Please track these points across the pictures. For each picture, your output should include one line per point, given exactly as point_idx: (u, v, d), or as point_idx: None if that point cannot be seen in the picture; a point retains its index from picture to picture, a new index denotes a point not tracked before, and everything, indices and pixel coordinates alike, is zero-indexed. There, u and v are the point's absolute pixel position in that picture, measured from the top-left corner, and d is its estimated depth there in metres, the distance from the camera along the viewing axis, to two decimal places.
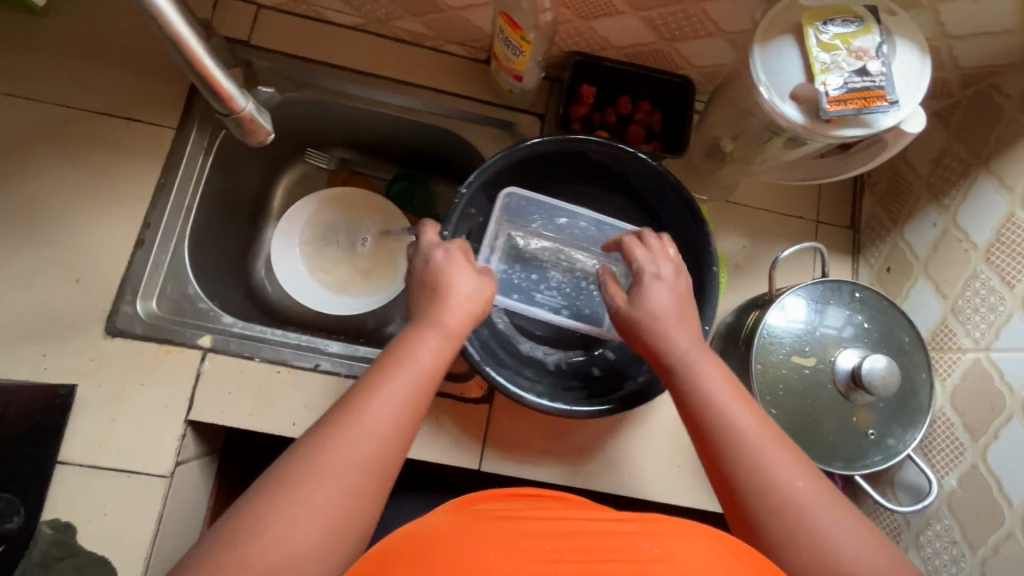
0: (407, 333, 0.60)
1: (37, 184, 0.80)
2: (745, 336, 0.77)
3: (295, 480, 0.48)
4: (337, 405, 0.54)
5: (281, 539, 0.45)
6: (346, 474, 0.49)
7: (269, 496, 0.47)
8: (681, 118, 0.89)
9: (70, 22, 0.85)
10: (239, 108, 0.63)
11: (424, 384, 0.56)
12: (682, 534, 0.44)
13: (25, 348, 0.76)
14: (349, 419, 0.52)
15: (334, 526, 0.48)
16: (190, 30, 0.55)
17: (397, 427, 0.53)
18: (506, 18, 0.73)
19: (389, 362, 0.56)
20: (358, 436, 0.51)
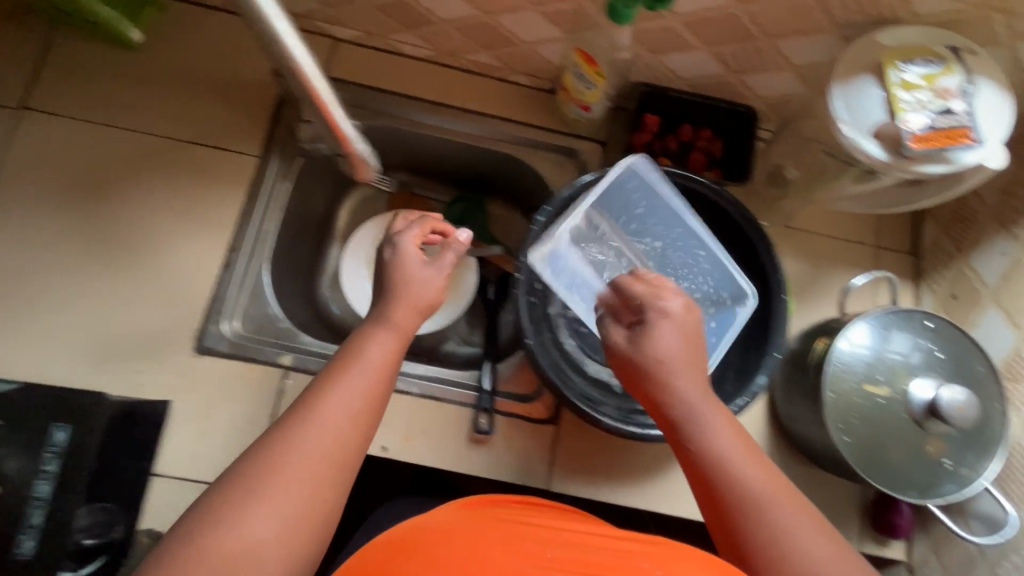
0: (361, 333, 0.65)
1: (135, 209, 0.86)
2: (813, 363, 0.78)
3: (259, 472, 0.51)
4: (296, 402, 0.57)
5: (247, 529, 0.48)
6: (311, 464, 0.52)
7: (236, 488, 0.50)
8: (744, 146, 0.91)
9: (163, 58, 0.91)
10: (352, 146, 0.72)
11: (377, 377, 0.60)
12: (680, 556, 0.46)
13: (123, 365, 0.81)
14: (308, 414, 0.55)
15: (297, 515, 0.50)
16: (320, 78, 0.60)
17: (359, 420, 0.57)
18: (582, 54, 0.77)
19: (344, 361, 0.61)
20: (318, 428, 0.54)
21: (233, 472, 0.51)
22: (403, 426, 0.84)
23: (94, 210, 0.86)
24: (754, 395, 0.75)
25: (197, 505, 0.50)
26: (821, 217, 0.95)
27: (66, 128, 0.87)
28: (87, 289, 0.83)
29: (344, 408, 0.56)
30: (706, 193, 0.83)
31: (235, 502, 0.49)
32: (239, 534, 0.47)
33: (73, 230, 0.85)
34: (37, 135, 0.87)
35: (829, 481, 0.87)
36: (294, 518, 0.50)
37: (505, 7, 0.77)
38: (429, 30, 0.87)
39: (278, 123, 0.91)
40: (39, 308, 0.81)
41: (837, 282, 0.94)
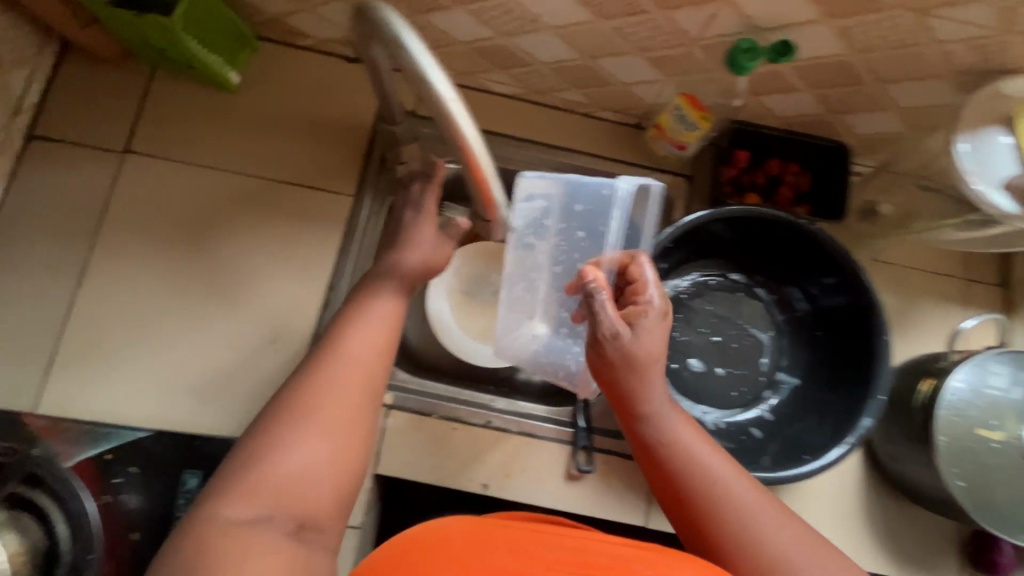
0: (368, 279, 0.66)
1: (237, 250, 0.88)
2: (920, 407, 0.78)
3: (299, 406, 0.52)
4: (316, 343, 0.58)
5: (293, 461, 0.49)
6: (347, 395, 0.54)
7: (280, 423, 0.51)
8: (836, 181, 0.90)
9: (258, 99, 0.93)
10: (502, 221, 0.60)
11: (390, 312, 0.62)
12: (674, 560, 0.47)
13: (232, 405, 0.83)
14: (331, 360, 0.56)
15: (341, 439, 0.52)
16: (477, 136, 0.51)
17: (378, 347, 0.58)
18: (689, 99, 0.78)
19: (355, 307, 0.61)
20: (343, 361, 0.56)
21: (270, 409, 0.52)
22: (502, 463, 0.86)
23: (198, 252, 0.88)
24: (859, 436, 0.75)
25: (244, 439, 0.51)
26: (910, 250, 0.94)
27: (169, 171, 0.90)
28: (196, 330, 0.85)
29: (363, 338, 0.58)
30: (805, 233, 0.82)
31: (278, 435, 0.50)
32: (291, 465, 0.49)
33: (180, 272, 0.87)
34: (142, 179, 0.89)
35: (920, 512, 0.89)
36: (339, 445, 0.51)
37: (610, 53, 0.77)
38: (522, 70, 0.87)
39: (371, 163, 0.93)
40: (152, 350, 0.84)
41: (929, 315, 0.93)
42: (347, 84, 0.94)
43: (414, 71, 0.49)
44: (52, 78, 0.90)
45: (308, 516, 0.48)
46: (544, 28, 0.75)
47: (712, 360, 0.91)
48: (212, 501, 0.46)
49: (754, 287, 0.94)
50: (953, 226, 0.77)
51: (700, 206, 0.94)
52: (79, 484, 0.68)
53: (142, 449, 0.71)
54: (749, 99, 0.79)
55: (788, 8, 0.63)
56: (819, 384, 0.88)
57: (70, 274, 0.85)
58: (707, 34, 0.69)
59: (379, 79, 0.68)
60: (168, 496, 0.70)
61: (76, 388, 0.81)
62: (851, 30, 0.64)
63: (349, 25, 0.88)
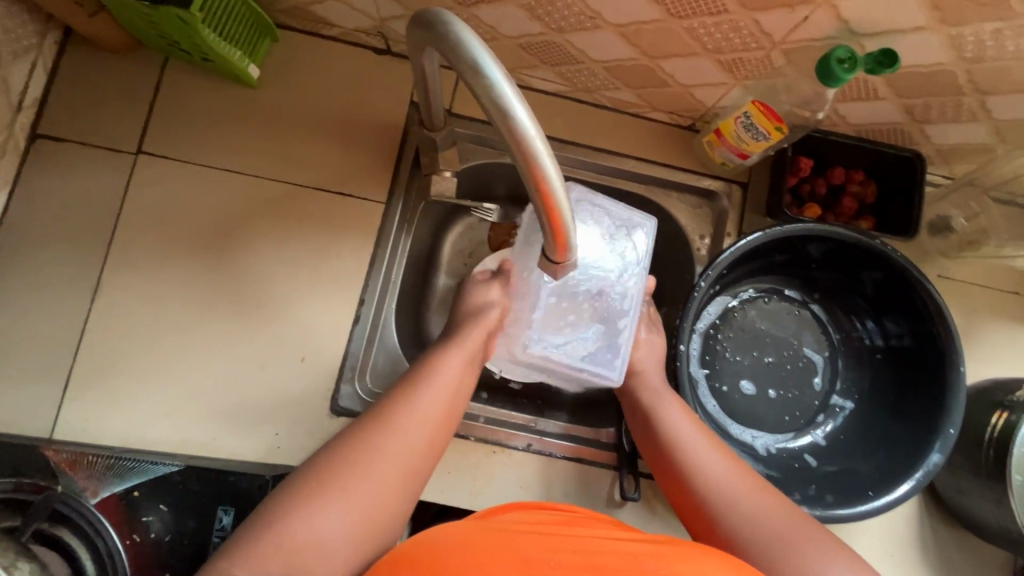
0: (437, 346, 0.64)
1: (260, 261, 0.82)
2: (992, 441, 0.73)
3: (335, 471, 0.52)
4: (376, 403, 0.59)
5: (318, 525, 0.50)
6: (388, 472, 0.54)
7: (309, 486, 0.51)
8: (906, 194, 0.81)
9: (280, 95, 0.85)
10: (567, 262, 0.50)
11: (454, 390, 0.61)
12: (691, 560, 0.45)
13: (261, 428, 0.78)
14: (386, 424, 0.56)
15: (368, 510, 0.52)
16: (556, 166, 0.43)
17: (432, 425, 0.58)
18: (760, 106, 0.71)
19: (419, 372, 0.61)
20: (397, 432, 0.56)
21: (311, 465, 0.53)
22: (543, 488, 0.83)
23: (219, 263, 0.81)
24: (928, 472, 0.71)
25: (283, 489, 0.52)
26: (978, 266, 0.87)
27: (185, 174, 0.83)
28: (219, 347, 0.79)
29: (426, 413, 0.58)
30: (876, 254, 0.77)
31: (310, 497, 0.51)
32: (313, 531, 0.49)
33: (199, 286, 0.81)
34: (156, 183, 0.82)
35: (977, 543, 0.85)
36: (365, 516, 0.52)
37: (676, 53, 0.70)
38: (571, 67, 0.79)
39: (402, 166, 0.87)
40: (173, 370, 0.78)
41: (995, 336, 0.86)
42: (378, 80, 0.88)
43: (486, 91, 0.40)
44: (54, 71, 0.82)
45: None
46: (605, 25, 0.69)
47: (766, 382, 0.87)
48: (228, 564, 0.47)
49: (808, 304, 0.90)
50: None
51: (755, 217, 0.88)
52: (105, 521, 0.64)
53: (171, 483, 0.67)
54: (831, 108, 0.74)
55: (898, 11, 0.57)
56: (879, 410, 0.84)
57: (78, 289, 0.79)
58: (793, 37, 0.63)
59: (428, 86, 0.62)
60: (200, 535, 0.66)
61: (92, 413, 0.76)
62: (964, 38, 0.59)
63: (381, 16, 0.81)
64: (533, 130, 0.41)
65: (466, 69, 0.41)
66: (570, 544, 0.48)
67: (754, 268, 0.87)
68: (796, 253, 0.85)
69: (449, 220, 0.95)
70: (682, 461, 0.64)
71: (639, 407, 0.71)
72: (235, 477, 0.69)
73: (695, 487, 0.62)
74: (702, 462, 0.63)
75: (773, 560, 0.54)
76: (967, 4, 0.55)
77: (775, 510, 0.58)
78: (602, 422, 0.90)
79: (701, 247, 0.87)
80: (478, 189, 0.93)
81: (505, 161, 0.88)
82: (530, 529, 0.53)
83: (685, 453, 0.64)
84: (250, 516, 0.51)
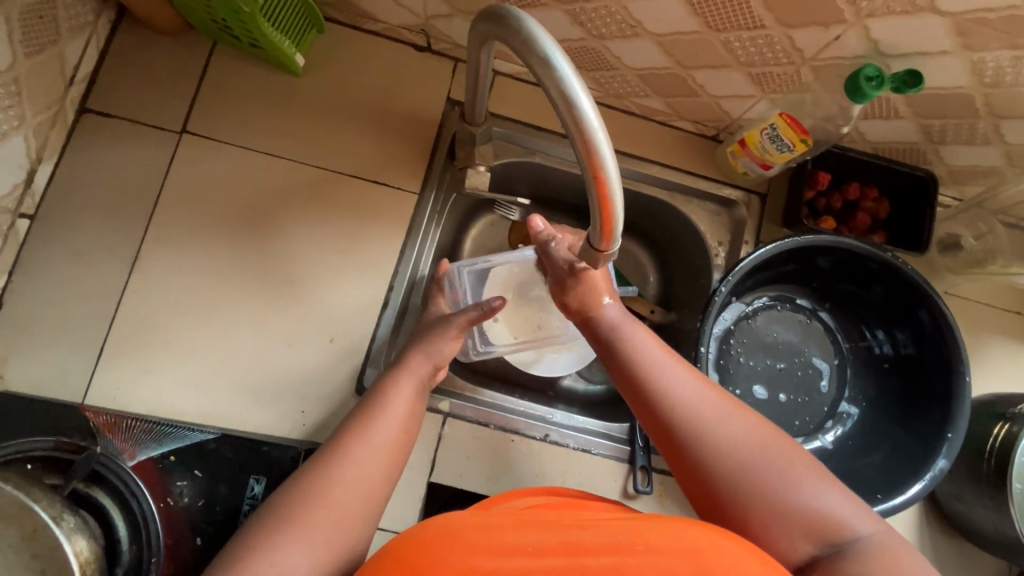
0: (388, 379, 0.66)
1: (294, 242, 0.85)
2: (993, 451, 0.76)
3: (305, 500, 0.53)
4: (332, 438, 0.59)
5: (284, 559, 0.48)
6: (351, 501, 0.54)
7: (277, 519, 0.51)
8: (918, 212, 0.85)
9: (322, 84, 0.89)
10: (609, 252, 0.53)
11: (406, 420, 0.62)
12: (667, 528, 0.45)
13: (288, 405, 0.80)
14: (343, 458, 0.56)
15: (336, 541, 0.51)
16: (615, 158, 0.46)
17: (393, 452, 0.59)
18: (787, 119, 0.74)
19: (371, 407, 0.62)
20: (359, 466, 0.56)
21: (281, 499, 0.53)
22: (559, 478, 0.85)
23: (255, 243, 0.84)
24: (935, 477, 0.74)
25: (250, 529, 0.52)
26: (982, 284, 0.91)
27: (226, 156, 0.85)
28: (250, 324, 0.81)
29: (380, 443, 0.58)
30: (889, 267, 0.80)
31: (279, 532, 0.50)
32: (278, 562, 0.48)
33: (234, 264, 0.83)
34: (198, 162, 0.84)
35: (973, 550, 0.88)
36: (329, 549, 0.50)
37: (709, 64, 0.74)
38: (606, 73, 0.83)
39: (436, 159, 0.90)
40: (205, 344, 0.80)
41: (995, 352, 0.90)
42: (417, 75, 0.91)
43: (554, 83, 0.43)
44: (105, 48, 0.85)
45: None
46: (644, 33, 0.72)
47: (778, 386, 0.90)
48: None
49: (818, 313, 0.94)
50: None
51: (773, 227, 0.91)
52: (140, 483, 0.69)
53: (205, 449, 0.72)
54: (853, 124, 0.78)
55: (926, 34, 0.61)
56: (885, 417, 0.87)
57: (116, 262, 0.80)
58: (824, 54, 0.67)
59: (477, 81, 0.65)
60: (231, 501, 0.72)
61: (124, 381, 0.77)
62: (983, 64, 0.63)
63: (427, 14, 0.84)
64: (597, 122, 0.44)
65: (537, 63, 0.44)
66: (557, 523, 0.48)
67: (768, 277, 0.91)
68: (809, 264, 0.88)
69: (475, 215, 0.98)
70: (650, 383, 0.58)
71: (600, 338, 0.64)
72: (267, 447, 0.75)
73: (660, 418, 0.56)
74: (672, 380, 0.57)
75: (753, 486, 0.50)
76: (989, 31, 0.59)
77: (740, 423, 0.53)
78: (615, 417, 0.93)
79: (719, 252, 0.90)
80: (506, 185, 0.97)
81: (535, 160, 0.91)
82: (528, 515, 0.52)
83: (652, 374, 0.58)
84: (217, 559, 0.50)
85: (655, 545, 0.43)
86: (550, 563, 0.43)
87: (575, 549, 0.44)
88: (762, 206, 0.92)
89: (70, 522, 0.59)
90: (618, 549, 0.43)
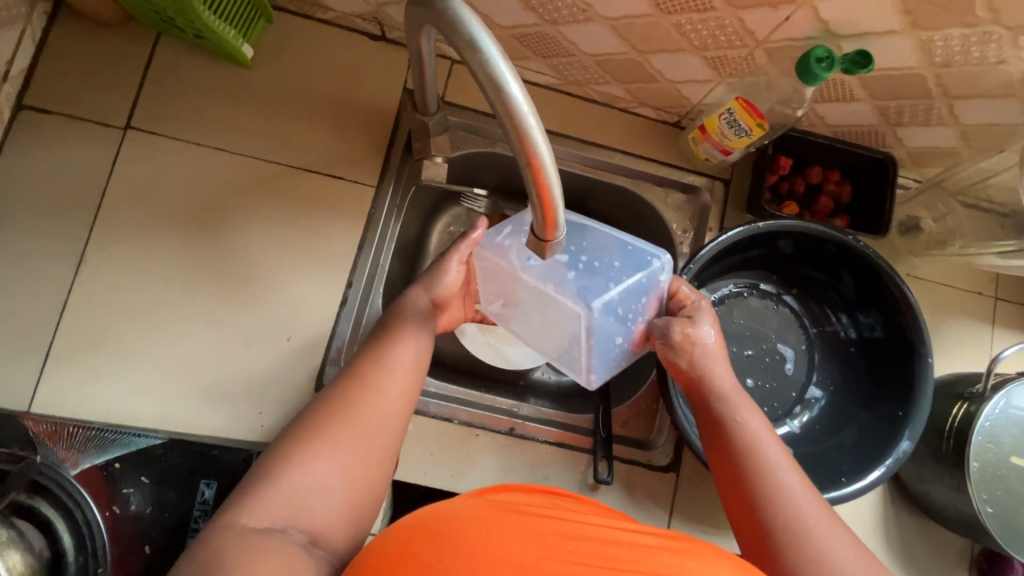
0: (400, 316, 0.65)
1: (247, 238, 0.82)
2: (952, 431, 0.77)
3: (331, 422, 0.53)
4: (349, 365, 0.59)
5: (308, 474, 0.50)
6: (374, 434, 0.54)
7: (299, 439, 0.52)
8: (878, 196, 0.85)
9: (273, 75, 0.86)
10: (554, 242, 0.51)
11: (415, 356, 0.61)
12: (704, 556, 0.44)
13: (244, 406, 0.78)
14: (361, 389, 0.56)
15: (359, 466, 0.52)
16: (549, 140, 0.44)
17: (411, 380, 0.59)
18: (743, 103, 0.74)
19: (384, 340, 0.61)
20: (379, 398, 0.56)
21: (303, 418, 0.54)
22: (525, 471, 0.84)
23: (206, 241, 0.81)
24: (897, 460, 0.75)
25: (271, 445, 0.52)
26: (944, 265, 0.92)
27: (175, 152, 0.82)
28: (202, 324, 0.79)
29: (398, 370, 0.59)
30: (848, 249, 0.81)
31: (303, 446, 0.51)
32: (304, 477, 0.49)
33: (185, 262, 0.80)
34: (145, 159, 0.82)
35: (937, 530, 0.89)
36: (354, 474, 0.52)
37: (665, 48, 0.73)
38: (563, 60, 0.81)
39: (393, 151, 0.88)
40: (158, 346, 0.77)
41: (956, 333, 0.91)
42: (373, 66, 0.89)
43: (480, 66, 0.42)
44: (43, 42, 0.81)
45: (315, 535, 0.48)
46: (597, 18, 0.71)
47: (747, 370, 0.89)
48: (226, 513, 0.47)
49: (784, 298, 0.93)
50: (997, 251, 0.78)
51: (737, 213, 0.91)
52: (85, 493, 0.69)
53: (151, 456, 0.72)
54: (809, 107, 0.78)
55: (874, 13, 0.61)
56: (852, 400, 0.87)
57: (60, 264, 0.77)
58: (776, 36, 0.67)
59: (423, 70, 0.63)
60: (181, 508, 0.71)
61: (70, 388, 0.74)
62: (933, 43, 0.63)
63: (378, 2, 0.82)
64: (526, 105, 0.42)
65: (463, 45, 0.43)
66: (583, 530, 0.47)
67: (733, 262, 0.90)
68: (773, 249, 0.88)
69: (438, 209, 0.97)
70: (751, 469, 0.59)
71: (708, 408, 0.66)
72: (218, 450, 0.74)
73: (752, 491, 0.58)
74: (778, 475, 0.58)
75: None
76: (936, 9, 0.58)
77: (828, 523, 0.54)
78: (582, 408, 0.92)
79: (683, 240, 0.89)
80: (469, 176, 0.95)
81: (495, 150, 0.90)
82: (534, 509, 0.51)
83: (756, 462, 0.60)
84: (251, 467, 0.51)
85: (694, 567, 0.43)
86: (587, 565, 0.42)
87: (613, 559, 0.44)
88: (725, 191, 0.91)
89: None
90: (655, 565, 0.43)
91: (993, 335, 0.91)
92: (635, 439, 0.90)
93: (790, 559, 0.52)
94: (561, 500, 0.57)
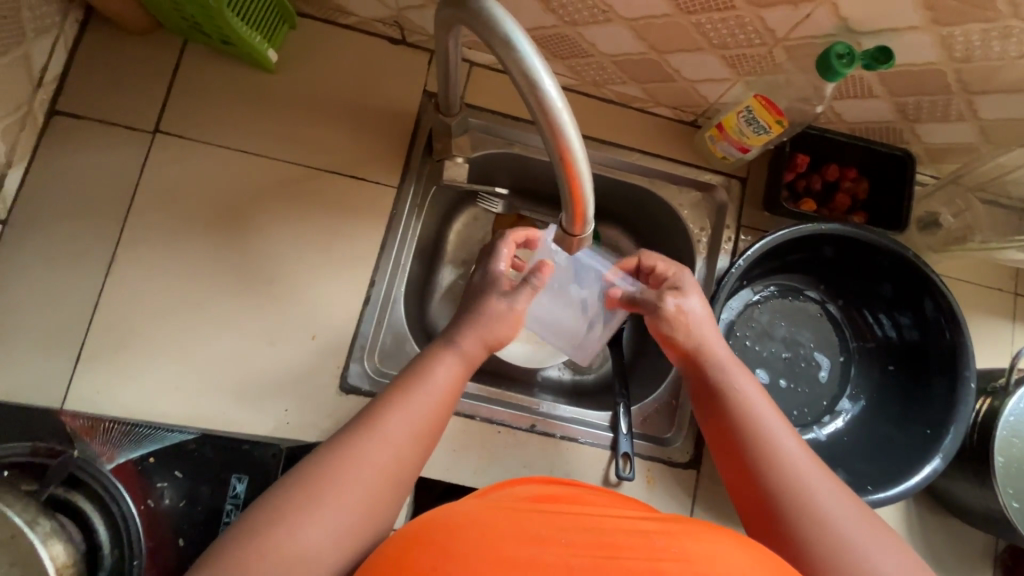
0: (427, 357, 0.64)
1: (272, 239, 0.84)
2: (977, 424, 0.78)
3: (338, 471, 0.51)
4: (367, 406, 0.58)
5: (308, 530, 0.47)
6: (382, 484, 0.53)
7: (304, 488, 0.50)
8: (896, 192, 0.85)
9: (296, 80, 0.88)
10: (582, 236, 0.53)
11: (443, 402, 0.60)
12: (704, 539, 0.45)
13: (270, 404, 0.79)
14: (377, 431, 0.55)
15: (360, 516, 0.50)
16: (581, 137, 0.46)
17: (431, 426, 0.58)
18: (763, 100, 0.74)
19: (408, 380, 0.60)
20: (392, 444, 0.55)
21: (313, 461, 0.52)
22: (546, 468, 0.85)
23: (232, 242, 0.83)
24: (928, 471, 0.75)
25: (276, 487, 0.51)
26: (963, 262, 0.92)
27: (202, 156, 0.84)
28: (228, 323, 0.81)
29: (416, 414, 0.57)
30: (900, 261, 0.82)
31: (306, 495, 0.49)
32: (303, 532, 0.47)
33: (211, 263, 0.82)
34: (172, 162, 0.83)
35: (960, 528, 0.88)
36: (354, 525, 0.50)
37: (683, 48, 0.74)
38: (582, 61, 0.82)
39: (414, 152, 0.89)
40: (187, 345, 0.79)
41: (975, 329, 0.90)
42: (393, 69, 0.90)
43: (515, 64, 0.43)
44: (74, 50, 0.83)
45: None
46: (617, 19, 0.72)
47: (781, 371, 0.90)
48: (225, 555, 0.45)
49: (827, 307, 0.94)
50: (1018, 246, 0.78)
51: (754, 211, 0.91)
52: (119, 486, 0.70)
53: (185, 450, 0.72)
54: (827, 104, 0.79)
55: (893, 10, 0.62)
56: (884, 418, 0.88)
57: (91, 265, 0.79)
58: (796, 34, 0.68)
59: (448, 71, 0.65)
60: (213, 501, 0.72)
61: (101, 387, 0.76)
62: (953, 38, 0.63)
63: (399, 6, 0.84)
64: (561, 103, 0.44)
65: (498, 43, 0.44)
66: (591, 523, 0.48)
67: (776, 266, 0.91)
68: (815, 253, 0.90)
69: (456, 209, 0.98)
70: (751, 442, 0.60)
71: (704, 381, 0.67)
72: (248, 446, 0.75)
73: (754, 466, 0.59)
74: (773, 435, 0.60)
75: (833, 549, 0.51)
76: (956, 4, 0.59)
77: (827, 485, 0.56)
78: (601, 407, 0.92)
79: (701, 237, 0.90)
80: (487, 177, 0.96)
81: (513, 150, 0.91)
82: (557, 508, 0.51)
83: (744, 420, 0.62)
84: (255, 502, 0.50)
85: (691, 549, 0.43)
86: (597, 556, 0.43)
87: (611, 547, 0.44)
88: (742, 188, 0.92)
89: (45, 526, 0.62)
90: (652, 551, 0.43)
91: (1013, 331, 0.91)
92: (654, 436, 0.90)
93: (797, 527, 0.53)
94: (583, 494, 0.59)
